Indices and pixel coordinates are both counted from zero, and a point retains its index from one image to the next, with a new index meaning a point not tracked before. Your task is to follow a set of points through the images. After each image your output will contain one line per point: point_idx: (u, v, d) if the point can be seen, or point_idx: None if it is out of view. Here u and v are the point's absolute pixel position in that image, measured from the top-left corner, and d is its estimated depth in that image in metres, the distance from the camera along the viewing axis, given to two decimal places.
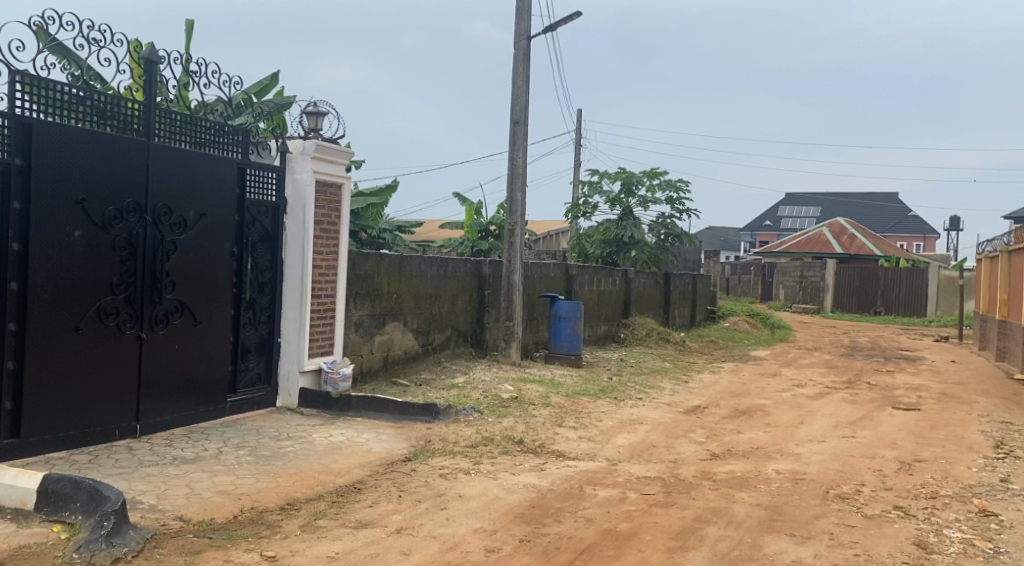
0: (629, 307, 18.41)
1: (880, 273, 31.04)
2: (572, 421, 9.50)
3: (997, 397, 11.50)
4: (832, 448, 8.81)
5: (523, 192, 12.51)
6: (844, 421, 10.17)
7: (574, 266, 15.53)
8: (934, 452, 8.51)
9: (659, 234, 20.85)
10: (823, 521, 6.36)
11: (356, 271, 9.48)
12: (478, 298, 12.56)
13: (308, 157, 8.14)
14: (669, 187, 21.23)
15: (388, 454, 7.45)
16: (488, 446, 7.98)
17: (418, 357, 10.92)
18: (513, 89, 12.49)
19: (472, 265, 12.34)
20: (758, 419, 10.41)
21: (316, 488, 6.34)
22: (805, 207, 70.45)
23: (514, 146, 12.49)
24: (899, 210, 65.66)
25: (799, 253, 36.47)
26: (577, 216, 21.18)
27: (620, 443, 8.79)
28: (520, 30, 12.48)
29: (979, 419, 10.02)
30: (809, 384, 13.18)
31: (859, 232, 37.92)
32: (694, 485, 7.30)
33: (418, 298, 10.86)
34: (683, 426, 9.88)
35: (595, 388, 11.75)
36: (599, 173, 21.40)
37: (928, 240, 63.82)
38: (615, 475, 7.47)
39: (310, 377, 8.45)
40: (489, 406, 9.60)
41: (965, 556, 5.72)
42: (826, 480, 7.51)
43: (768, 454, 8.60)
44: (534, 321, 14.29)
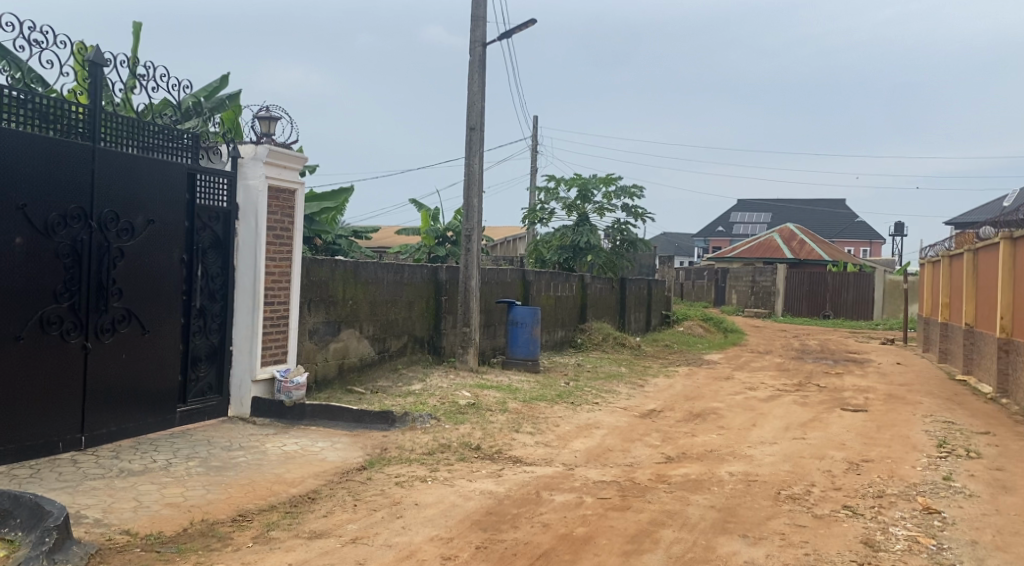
0: (586, 313, 18.51)
1: (828, 277, 31.73)
2: (529, 427, 9.55)
3: (939, 398, 11.79)
4: (783, 449, 8.97)
5: (479, 198, 12.52)
6: (794, 424, 10.35)
7: (530, 272, 15.59)
8: (881, 452, 8.70)
9: (615, 240, 21.00)
10: (775, 522, 6.47)
11: (310, 278, 9.43)
12: (435, 305, 12.54)
13: (260, 162, 8.10)
14: (624, 194, 21.43)
15: (343, 462, 7.42)
16: (445, 453, 7.99)
17: (374, 365, 10.87)
18: (469, 96, 12.52)
19: (428, 271, 12.32)
20: (712, 422, 10.55)
21: (268, 499, 6.28)
22: (756, 214, 71.55)
23: (470, 153, 12.50)
24: (846, 217, 67.04)
25: (750, 258, 37.04)
26: (534, 223, 21.24)
27: (577, 448, 8.85)
28: (475, 36, 12.52)
29: (923, 420, 10.26)
30: (761, 387, 13.37)
31: (808, 237, 38.60)
32: (649, 488, 7.37)
33: (374, 304, 10.82)
34: (639, 430, 9.98)
35: (552, 393, 11.81)
36: (556, 179, 21.46)
37: (875, 245, 65.20)
38: (572, 480, 7.52)
39: (263, 386, 8.37)
40: (446, 412, 9.60)
41: (910, 553, 5.85)
42: (777, 481, 7.65)
43: (721, 456, 8.73)
44: (491, 327, 14.29)
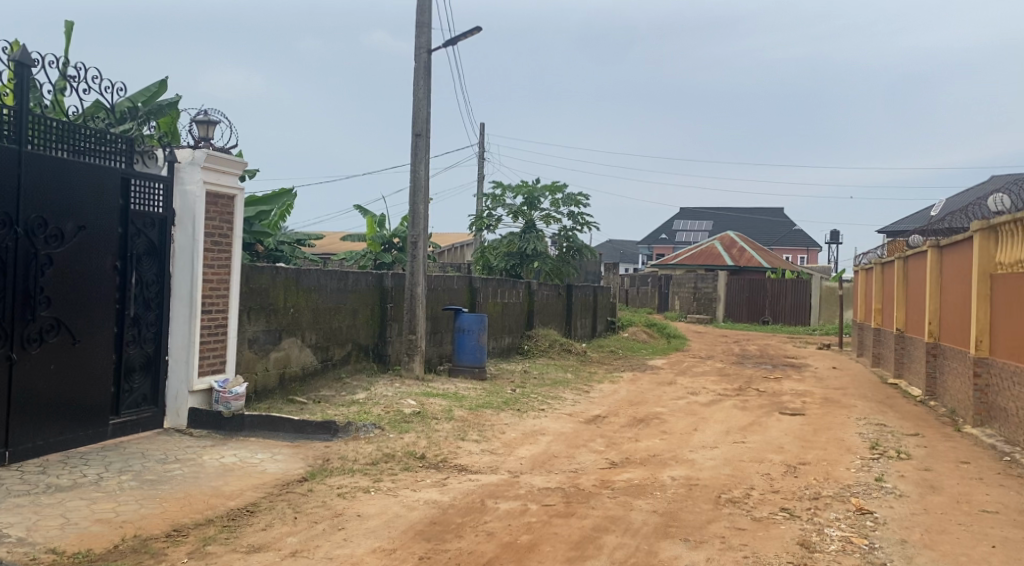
0: (532, 319, 18.57)
1: (767, 284, 32.38)
2: (474, 434, 9.54)
3: (873, 401, 12.11)
4: (723, 453, 9.11)
5: (425, 205, 12.50)
6: (734, 427, 10.53)
7: (477, 279, 15.58)
8: (817, 454, 8.90)
9: (561, 247, 21.21)
10: (715, 525, 6.57)
11: (250, 286, 9.31)
12: (380, 312, 12.46)
13: (198, 167, 7.98)
14: (570, 201, 21.59)
15: (284, 474, 7.32)
16: (389, 463, 7.95)
17: (317, 374, 10.75)
18: (414, 102, 12.50)
19: (373, 278, 12.25)
20: (655, 427, 10.69)
21: (205, 512, 6.17)
22: (699, 222, 72.64)
23: (416, 159, 12.47)
24: (784, 225, 68.53)
25: (692, 266, 37.59)
26: (481, 229, 21.25)
27: (522, 455, 8.88)
28: (420, 42, 12.52)
29: (858, 422, 10.51)
30: (703, 391, 13.58)
31: (748, 245, 39.30)
32: (593, 494, 7.42)
33: (317, 312, 10.72)
34: (584, 436, 10.05)
35: (498, 400, 11.81)
36: (502, 186, 21.51)
37: (813, 253, 66.67)
38: (517, 488, 7.54)
39: (200, 397, 8.25)
40: (391, 421, 9.54)
41: (844, 553, 5.98)
42: (717, 485, 7.76)
43: (663, 460, 8.84)
44: (437, 334, 14.25)
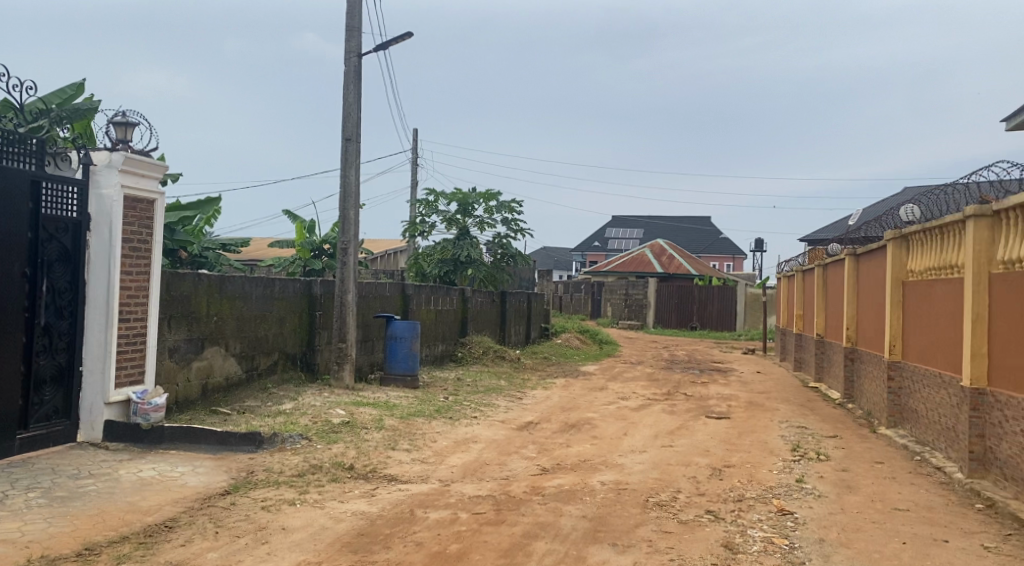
0: (466, 326, 18.52)
1: (695, 291, 32.96)
2: (405, 444, 9.45)
3: (795, 404, 12.41)
4: (652, 457, 9.20)
5: (356, 211, 12.38)
6: (663, 432, 10.65)
7: (409, 286, 15.47)
8: (742, 457, 9.06)
9: (495, 254, 21.25)
10: (642, 529, 6.62)
11: (171, 293, 9.07)
12: (309, 320, 12.26)
13: (115, 170, 7.77)
14: (503, 208, 21.65)
15: (205, 487, 7.13)
16: (316, 474, 7.81)
17: (241, 384, 10.51)
18: (344, 106, 12.36)
19: (302, 285, 12.06)
20: (586, 432, 10.74)
21: (119, 529, 5.98)
22: (630, 229, 73.54)
23: (346, 165, 12.33)
24: (712, 233, 69.96)
25: (624, 274, 38.01)
26: (414, 236, 21.11)
27: (453, 463, 8.83)
28: (350, 46, 12.39)
29: (781, 425, 10.74)
30: (634, 397, 13.72)
31: (677, 253, 39.89)
32: (524, 501, 7.41)
33: (242, 320, 10.50)
34: (515, 443, 10.04)
35: (430, 409, 11.73)
36: (435, 193, 21.42)
37: (739, 260, 68.11)
38: (447, 496, 7.49)
39: (117, 409, 7.97)
40: (318, 432, 9.38)
41: (766, 553, 6.09)
42: (645, 489, 7.83)
43: (593, 466, 8.89)
44: (368, 342, 14.08)
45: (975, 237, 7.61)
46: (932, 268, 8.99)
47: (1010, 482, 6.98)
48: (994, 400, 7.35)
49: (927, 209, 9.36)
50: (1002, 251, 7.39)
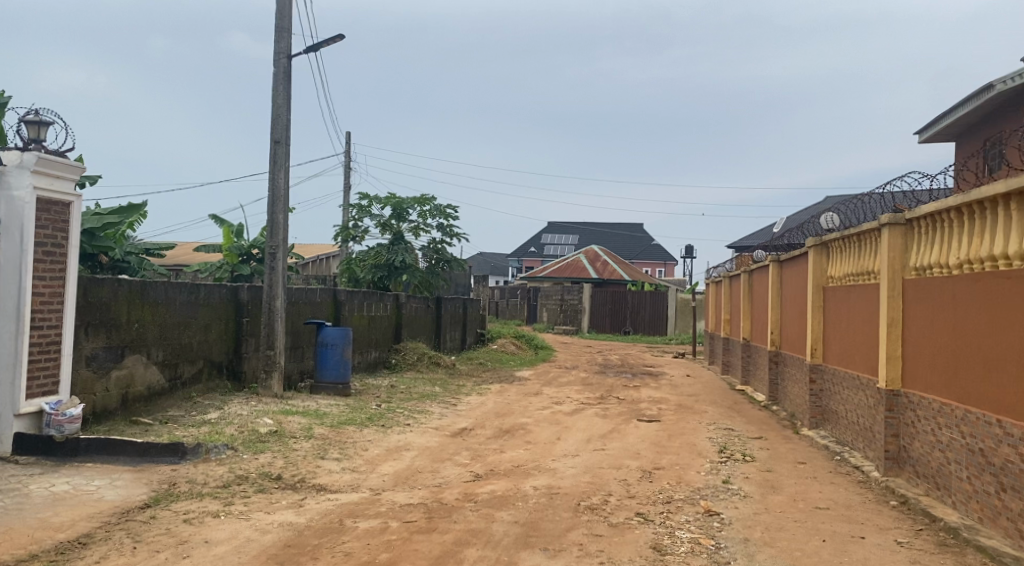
0: (400, 332, 18.35)
1: (629, 295, 33.36)
2: (335, 452, 9.29)
3: (723, 406, 12.61)
4: (584, 461, 9.23)
5: (285, 215, 12.17)
6: (595, 435, 10.70)
7: (341, 291, 15.25)
8: (671, 459, 9.16)
9: (430, 259, 21.12)
10: (573, 533, 6.62)
11: (88, 299, 8.76)
12: (235, 327, 11.97)
13: (27, 171, 7.49)
14: (438, 213, 21.55)
15: (123, 501, 6.89)
16: (241, 485, 7.62)
17: (164, 393, 10.20)
18: (274, 108, 12.14)
19: (227, 291, 11.77)
20: (519, 438, 10.72)
21: (29, 548, 5.73)
22: (566, 235, 74.02)
23: (275, 168, 12.11)
24: (645, 239, 71.02)
25: (559, 279, 38.23)
26: (347, 240, 20.84)
27: (384, 471, 8.71)
28: (280, 47, 12.18)
29: (709, 427, 10.90)
30: (567, 401, 13.78)
31: (611, 259, 40.33)
32: (455, 508, 7.35)
33: (164, 327, 10.20)
34: (448, 449, 9.97)
35: (362, 416, 11.56)
36: (369, 197, 21.20)
37: (671, 266, 69.22)
38: (378, 505, 7.38)
39: (28, 421, 7.65)
40: (244, 441, 9.15)
41: (693, 554, 6.14)
42: (577, 493, 7.84)
43: (526, 471, 8.87)
44: (298, 349, 13.83)
45: (890, 243, 7.82)
46: (850, 274, 9.23)
47: (922, 478, 7.19)
48: (907, 401, 7.56)
49: (844, 217, 9.61)
50: (915, 257, 7.61)
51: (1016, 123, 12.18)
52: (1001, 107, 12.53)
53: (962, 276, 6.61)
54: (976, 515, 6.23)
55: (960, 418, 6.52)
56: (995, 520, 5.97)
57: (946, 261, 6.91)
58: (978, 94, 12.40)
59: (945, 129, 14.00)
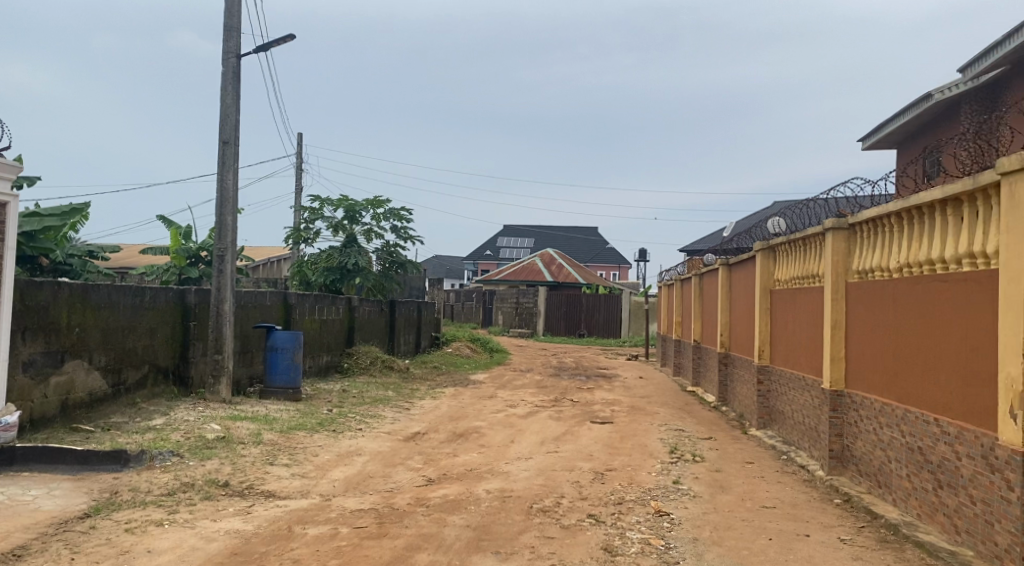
0: (353, 336, 18.15)
1: (583, 298, 33.48)
2: (285, 458, 9.14)
3: (675, 407, 12.70)
4: (537, 464, 9.21)
5: (234, 216, 11.98)
6: (549, 437, 10.69)
7: (292, 294, 15.04)
8: (623, 460, 9.18)
9: (383, 262, 20.96)
10: (525, 536, 6.59)
11: (26, 303, 8.51)
12: (182, 331, 11.71)
13: None
14: (392, 216, 21.39)
15: (62, 511, 6.68)
16: (187, 492, 7.45)
17: (106, 399, 9.94)
18: (222, 108, 11.94)
19: (174, 294, 11.52)
20: (472, 441, 10.66)
21: None
22: (522, 238, 74.06)
23: (223, 168, 11.91)
24: (599, 243, 71.44)
25: (514, 282, 38.24)
26: (298, 242, 20.58)
27: (335, 477, 8.58)
28: (228, 46, 11.98)
29: (661, 428, 10.96)
30: (521, 404, 13.75)
31: (566, 262, 40.46)
32: (407, 513, 7.27)
33: (107, 331, 9.94)
34: (400, 453, 9.87)
35: (312, 421, 11.40)
36: (321, 199, 20.97)
37: (625, 269, 69.70)
38: (327, 511, 7.27)
39: None
40: (190, 448, 8.95)
41: (643, 554, 6.14)
42: (529, 496, 7.81)
43: (479, 474, 8.82)
44: (247, 354, 13.60)
45: (833, 247, 7.94)
46: (796, 278, 9.36)
47: (864, 476, 7.30)
48: (850, 401, 7.67)
49: (791, 221, 9.75)
50: (858, 261, 7.74)
51: (952, 132, 12.50)
52: (938, 119, 12.85)
53: (902, 279, 6.74)
54: (915, 512, 6.33)
55: (900, 418, 6.64)
56: (933, 516, 6.07)
57: (888, 265, 7.04)
58: (917, 103, 12.67)
59: (889, 136, 14.25)
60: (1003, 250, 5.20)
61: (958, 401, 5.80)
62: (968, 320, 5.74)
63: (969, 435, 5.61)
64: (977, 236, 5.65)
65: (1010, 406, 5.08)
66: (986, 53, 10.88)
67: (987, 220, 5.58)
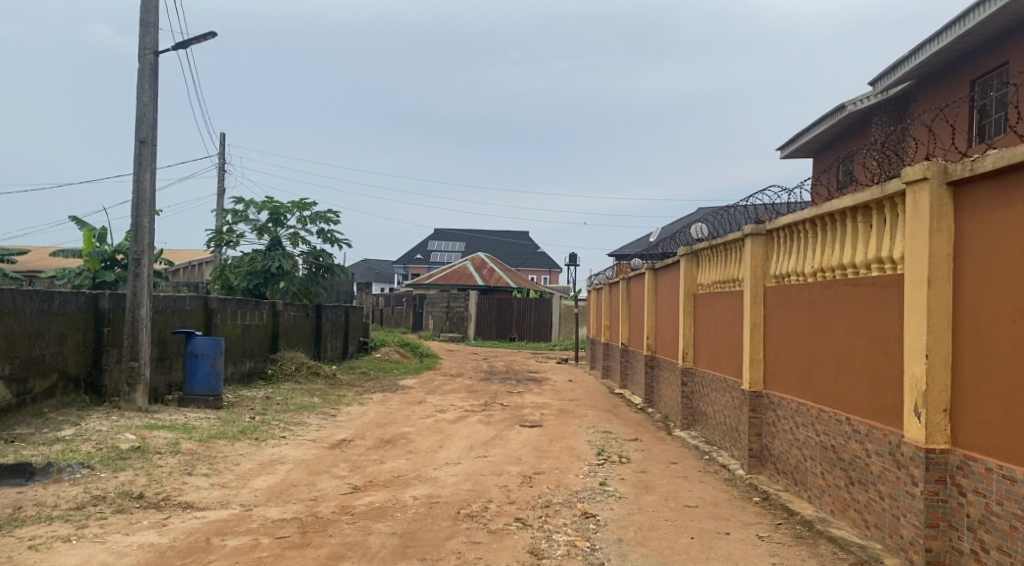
0: (277, 341, 17.77)
1: (514, 302, 33.53)
2: (204, 468, 8.86)
3: (603, 410, 12.76)
4: (465, 469, 9.11)
5: (150, 218, 11.59)
6: (477, 442, 10.60)
7: (213, 299, 14.63)
8: (551, 463, 9.16)
9: (310, 266, 20.58)
10: (451, 541, 6.49)
11: None
12: (95, 338, 11.24)
13: None
14: (319, 218, 21.04)
15: None
16: (98, 506, 7.14)
17: (11, 409, 9.48)
18: (139, 106, 11.53)
19: (86, 298, 11.08)
20: (400, 447, 10.51)
21: None
22: (453, 242, 73.72)
23: (139, 169, 11.51)
24: (530, 246, 71.72)
25: (444, 286, 38.05)
26: (221, 245, 20.07)
27: (257, 486, 8.35)
28: (145, 42, 11.58)
29: (589, 431, 10.98)
30: (450, 409, 13.63)
31: (497, 265, 40.46)
32: (331, 522, 7.09)
33: (12, 338, 9.50)
34: (326, 461, 9.66)
35: (234, 430, 11.09)
36: (245, 201, 20.51)
37: (555, 274, 70.12)
38: (248, 522, 7.04)
39: None
40: (102, 459, 8.58)
41: (569, 556, 6.11)
42: (457, 501, 7.71)
43: (406, 481, 8.68)
44: (165, 361, 13.17)
45: (752, 252, 8.07)
46: (717, 282, 9.49)
47: (782, 475, 7.41)
48: (768, 401, 7.79)
49: (713, 227, 9.89)
50: (775, 265, 7.86)
51: (862, 142, 12.91)
52: (850, 129, 13.25)
53: (816, 283, 6.86)
54: (829, 508, 6.45)
55: (814, 417, 6.76)
56: (845, 512, 6.19)
57: (803, 270, 7.17)
58: (832, 114, 13.02)
59: (804, 146, 14.64)
60: (908, 256, 5.32)
61: (867, 401, 5.93)
62: (877, 323, 5.87)
63: (878, 433, 5.73)
64: (884, 242, 5.78)
65: (915, 405, 5.18)
66: (894, 68, 11.26)
67: (894, 227, 5.70)
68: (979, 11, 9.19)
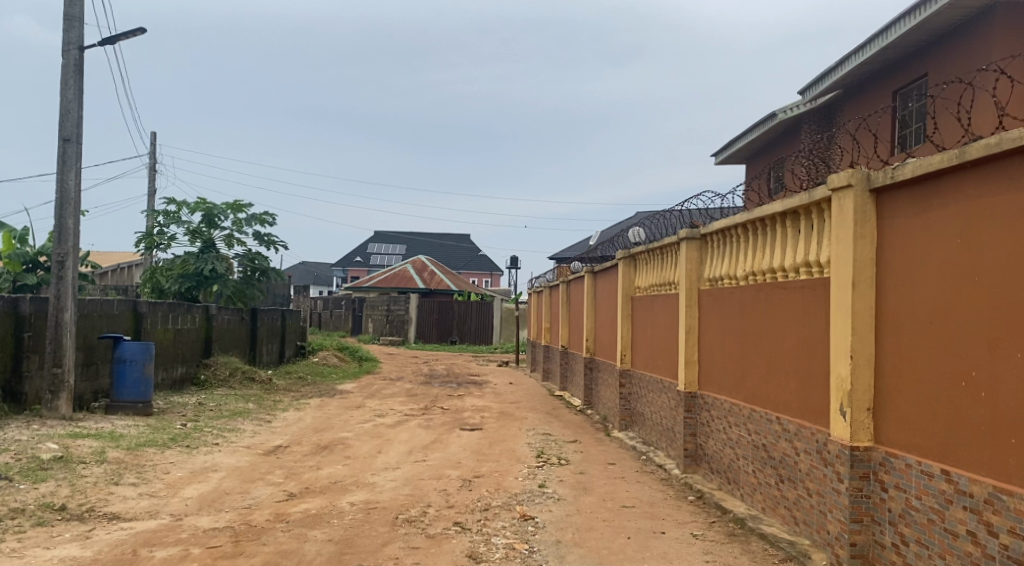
0: (211, 346, 17.35)
1: (455, 305, 33.52)
2: (132, 477, 8.56)
3: (542, 412, 12.74)
4: (404, 473, 8.99)
5: (75, 220, 11.19)
6: (416, 446, 10.48)
7: (143, 303, 14.21)
8: (490, 466, 9.09)
9: (245, 269, 20.13)
10: (389, 547, 6.38)
11: None
12: (15, 343, 10.80)
13: None
14: (255, 221, 20.62)
15: None
16: (17, 519, 6.83)
17: None
18: (63, 104, 11.14)
19: (4, 302, 10.64)
20: (337, 453, 10.32)
21: None
22: (393, 245, 73.00)
23: (63, 168, 11.11)
24: (471, 250, 71.67)
25: (383, 289, 37.70)
26: (152, 248, 19.53)
27: (188, 495, 8.10)
28: (69, 38, 11.19)
29: (528, 433, 10.94)
30: (389, 413, 13.46)
31: (438, 268, 40.28)
32: (265, 530, 6.91)
33: None
34: (260, 468, 9.43)
35: (163, 437, 10.76)
36: (177, 202, 20.01)
37: (496, 278, 70.19)
38: (178, 531, 6.82)
39: None
40: (22, 470, 8.23)
41: (506, 559, 6.04)
42: (395, 506, 7.59)
43: (343, 487, 8.52)
44: (91, 367, 12.73)
45: (687, 255, 8.14)
46: (654, 285, 9.55)
47: (715, 474, 7.47)
48: (702, 402, 7.84)
49: (650, 231, 9.96)
50: (709, 269, 7.93)
51: (792, 149, 13.18)
52: (780, 136, 13.52)
53: (748, 286, 6.93)
54: (760, 505, 6.50)
55: (746, 416, 6.82)
56: (776, 509, 6.25)
57: (735, 272, 7.23)
58: (762, 121, 13.27)
59: (737, 152, 14.90)
60: (835, 259, 5.39)
61: (797, 401, 5.99)
62: (805, 324, 5.94)
63: (807, 431, 5.80)
64: (812, 245, 5.85)
65: (840, 404, 5.25)
66: (821, 78, 11.51)
67: (821, 230, 5.78)
68: (899, 26, 9.45)
